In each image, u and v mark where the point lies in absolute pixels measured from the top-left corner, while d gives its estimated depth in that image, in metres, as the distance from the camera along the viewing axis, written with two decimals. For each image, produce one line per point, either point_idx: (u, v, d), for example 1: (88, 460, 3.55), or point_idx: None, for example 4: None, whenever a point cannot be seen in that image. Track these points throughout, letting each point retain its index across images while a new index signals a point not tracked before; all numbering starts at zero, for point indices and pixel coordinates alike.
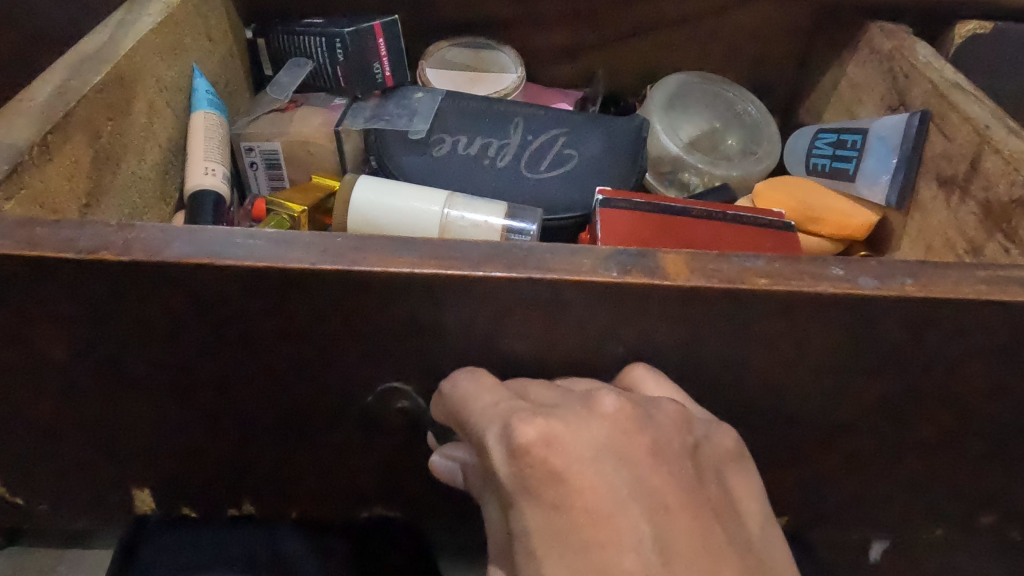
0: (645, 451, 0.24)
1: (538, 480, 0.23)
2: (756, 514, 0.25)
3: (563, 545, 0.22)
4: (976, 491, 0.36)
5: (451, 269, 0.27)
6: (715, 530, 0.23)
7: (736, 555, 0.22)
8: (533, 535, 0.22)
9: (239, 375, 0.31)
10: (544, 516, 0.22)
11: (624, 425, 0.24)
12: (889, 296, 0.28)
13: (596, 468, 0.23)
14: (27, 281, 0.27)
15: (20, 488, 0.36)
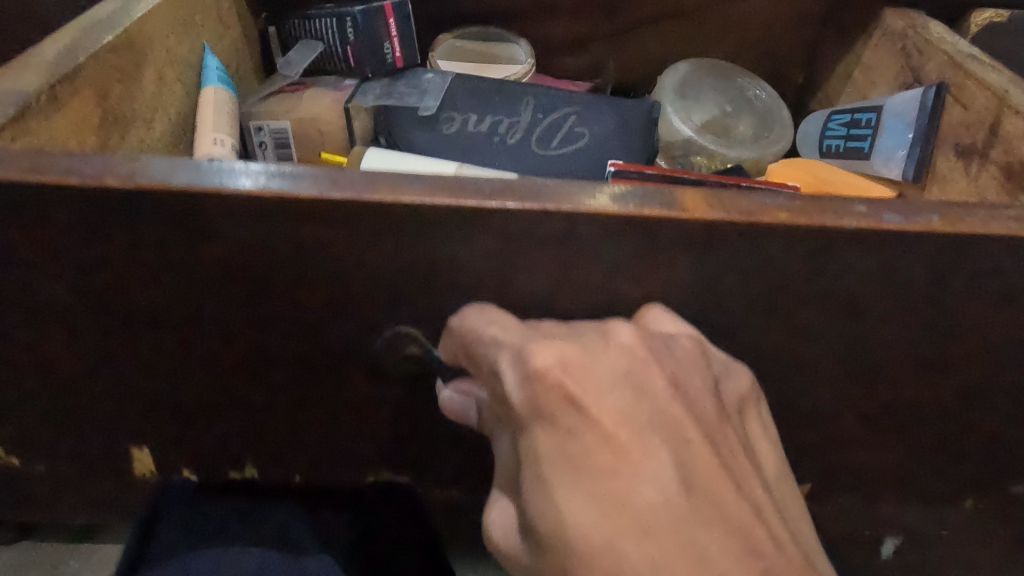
0: (663, 381, 0.22)
1: (554, 406, 0.20)
2: (773, 455, 0.24)
3: (578, 473, 0.20)
4: (1009, 458, 0.35)
5: (462, 200, 0.26)
6: (736, 466, 0.21)
7: (756, 490, 0.21)
8: (545, 463, 0.20)
9: (244, 318, 0.30)
10: (558, 444, 0.20)
11: (639, 357, 0.22)
12: (917, 230, 0.27)
13: (614, 395, 0.21)
14: (30, 209, 0.26)
15: (19, 442, 0.35)
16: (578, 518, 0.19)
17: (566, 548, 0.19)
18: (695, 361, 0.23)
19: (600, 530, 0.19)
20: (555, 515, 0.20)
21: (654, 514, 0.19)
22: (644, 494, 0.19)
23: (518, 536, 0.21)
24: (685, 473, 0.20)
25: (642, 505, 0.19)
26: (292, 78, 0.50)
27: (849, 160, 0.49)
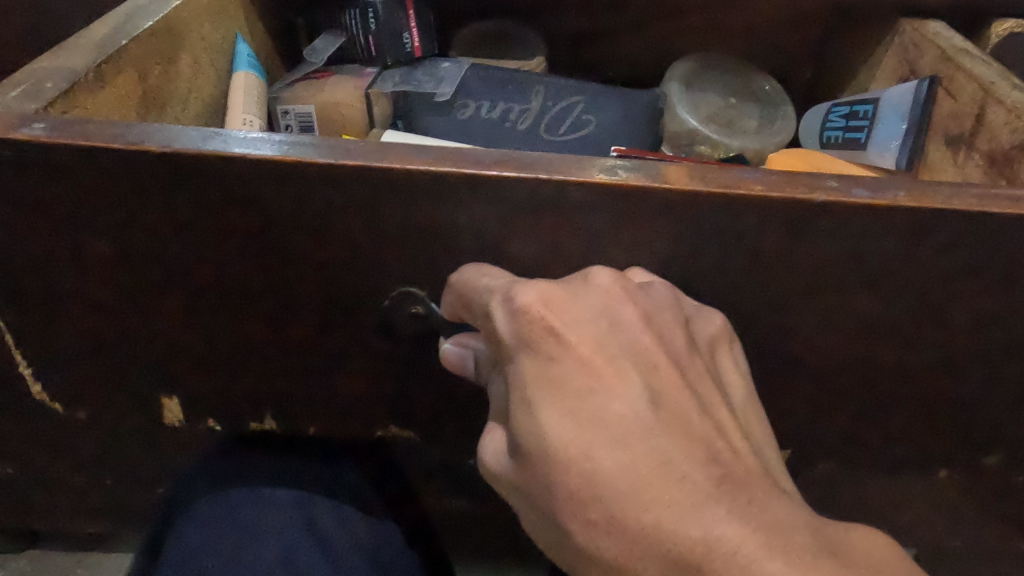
0: (635, 317, 0.24)
1: (537, 336, 0.23)
2: (741, 389, 0.26)
3: (557, 391, 0.22)
4: (983, 429, 0.37)
5: (463, 168, 0.29)
6: (701, 390, 0.24)
7: (719, 413, 0.24)
8: (530, 385, 0.23)
9: (267, 277, 0.33)
10: (539, 367, 0.23)
11: (617, 296, 0.25)
12: (882, 206, 0.29)
13: (590, 325, 0.23)
14: (79, 172, 0.29)
15: (64, 390, 0.39)
16: (557, 431, 0.22)
17: (546, 457, 0.22)
18: (669, 302, 0.26)
19: (576, 441, 0.22)
20: (538, 431, 0.22)
21: (625, 424, 0.22)
22: (616, 407, 0.22)
23: (507, 455, 0.24)
24: (653, 390, 0.23)
25: (614, 416, 0.22)
26: (314, 65, 0.54)
27: (848, 150, 0.51)
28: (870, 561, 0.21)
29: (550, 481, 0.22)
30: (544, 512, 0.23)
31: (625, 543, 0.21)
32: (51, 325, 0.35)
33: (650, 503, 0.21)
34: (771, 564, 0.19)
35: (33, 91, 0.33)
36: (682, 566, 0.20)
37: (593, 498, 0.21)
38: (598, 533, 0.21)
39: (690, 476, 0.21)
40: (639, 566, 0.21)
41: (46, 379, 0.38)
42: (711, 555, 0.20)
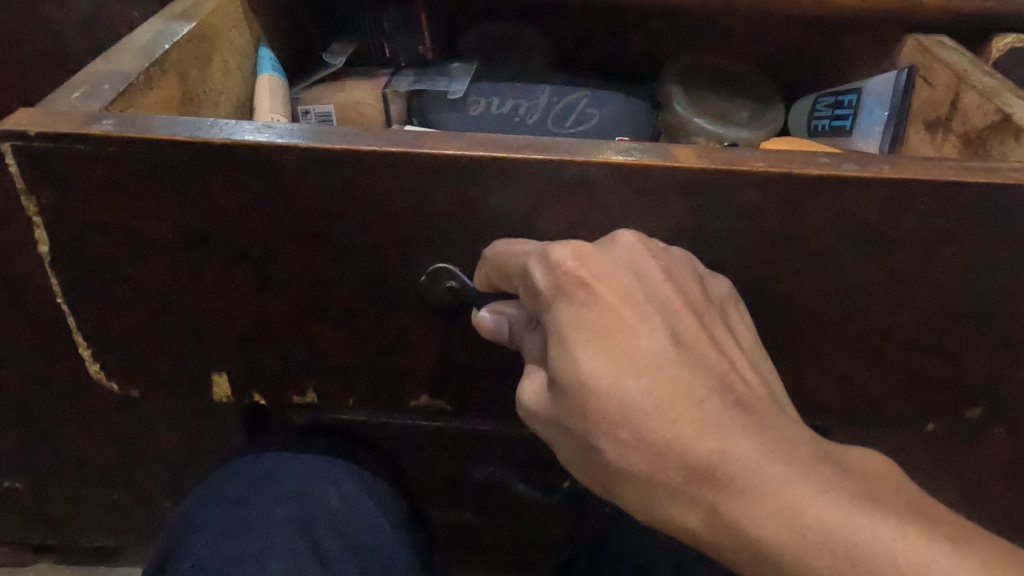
0: (657, 270, 0.28)
1: (571, 286, 0.26)
2: (748, 337, 0.30)
3: (590, 331, 0.25)
4: (965, 381, 0.40)
5: (494, 152, 0.32)
6: (718, 336, 0.27)
7: (733, 353, 0.27)
8: (566, 327, 0.26)
9: (311, 257, 0.36)
10: (576, 312, 0.26)
11: (640, 252, 0.28)
12: (869, 176, 0.33)
13: (618, 277, 0.27)
14: (142, 160, 0.32)
15: (120, 366, 0.42)
16: (591, 365, 0.25)
17: (579, 386, 0.25)
18: (686, 262, 0.29)
19: (608, 372, 0.25)
20: (573, 366, 0.25)
21: (650, 358, 0.25)
22: (643, 344, 0.25)
23: (546, 391, 0.27)
24: (675, 331, 0.26)
25: (640, 351, 0.25)
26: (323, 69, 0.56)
27: (835, 137, 0.55)
28: (866, 474, 0.23)
29: (583, 407, 0.25)
30: (577, 437, 0.26)
31: (651, 457, 0.24)
32: (113, 302, 0.38)
33: (673, 422, 0.24)
34: (775, 469, 0.23)
35: (94, 93, 0.36)
36: (701, 474, 0.23)
37: (622, 419, 0.24)
38: (625, 449, 0.25)
39: (708, 399, 0.24)
40: (661, 476, 0.24)
41: (103, 356, 0.41)
42: (726, 461, 0.23)
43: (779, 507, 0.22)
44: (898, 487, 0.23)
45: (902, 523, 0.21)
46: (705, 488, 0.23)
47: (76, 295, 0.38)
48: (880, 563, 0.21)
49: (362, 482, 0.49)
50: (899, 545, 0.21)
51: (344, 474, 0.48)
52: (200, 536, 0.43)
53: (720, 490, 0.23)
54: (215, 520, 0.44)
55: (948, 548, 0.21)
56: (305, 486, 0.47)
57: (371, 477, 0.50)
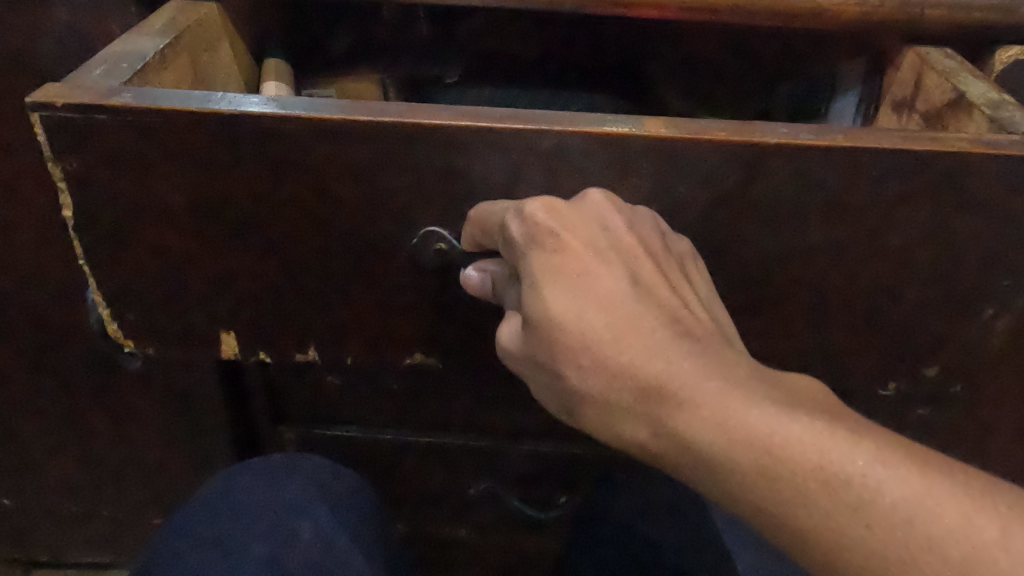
0: (621, 223, 0.31)
1: (543, 234, 0.30)
2: (705, 286, 0.33)
3: (558, 275, 0.29)
4: (923, 340, 0.43)
5: (478, 122, 0.35)
6: (674, 280, 0.31)
7: (686, 294, 0.31)
8: (538, 272, 0.29)
9: (310, 223, 0.39)
10: (547, 258, 0.30)
11: (606, 207, 0.31)
12: (823, 145, 0.36)
13: (585, 228, 0.30)
14: (159, 128, 0.36)
15: (132, 327, 0.45)
16: (558, 302, 0.29)
17: (548, 322, 0.29)
18: (650, 220, 0.32)
19: (571, 307, 0.29)
20: (542, 305, 0.29)
21: (612, 297, 0.29)
22: (607, 285, 0.29)
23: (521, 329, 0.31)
24: (635, 273, 0.30)
25: (603, 291, 0.29)
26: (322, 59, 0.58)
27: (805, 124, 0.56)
28: (788, 386, 0.30)
29: (552, 343, 0.29)
30: (547, 368, 0.30)
31: (606, 379, 0.29)
32: (129, 265, 0.41)
33: (627, 348, 0.29)
34: (708, 382, 0.28)
35: (112, 71, 0.39)
36: (650, 392, 0.28)
37: (585, 350, 0.29)
38: (587, 375, 0.29)
39: (662, 330, 0.29)
40: (616, 396, 0.29)
41: (119, 317, 0.44)
42: (672, 381, 0.28)
43: (709, 410, 0.28)
44: (814, 394, 0.29)
45: (811, 420, 0.27)
46: (654, 404, 0.29)
47: (95, 258, 0.41)
48: (783, 448, 0.27)
49: (338, 518, 0.52)
50: (804, 435, 0.27)
51: (320, 508, 0.52)
52: (176, 553, 0.47)
53: (664, 404, 0.28)
54: (190, 542, 0.48)
55: (843, 439, 0.27)
56: (282, 518, 0.51)
57: (350, 514, 0.53)
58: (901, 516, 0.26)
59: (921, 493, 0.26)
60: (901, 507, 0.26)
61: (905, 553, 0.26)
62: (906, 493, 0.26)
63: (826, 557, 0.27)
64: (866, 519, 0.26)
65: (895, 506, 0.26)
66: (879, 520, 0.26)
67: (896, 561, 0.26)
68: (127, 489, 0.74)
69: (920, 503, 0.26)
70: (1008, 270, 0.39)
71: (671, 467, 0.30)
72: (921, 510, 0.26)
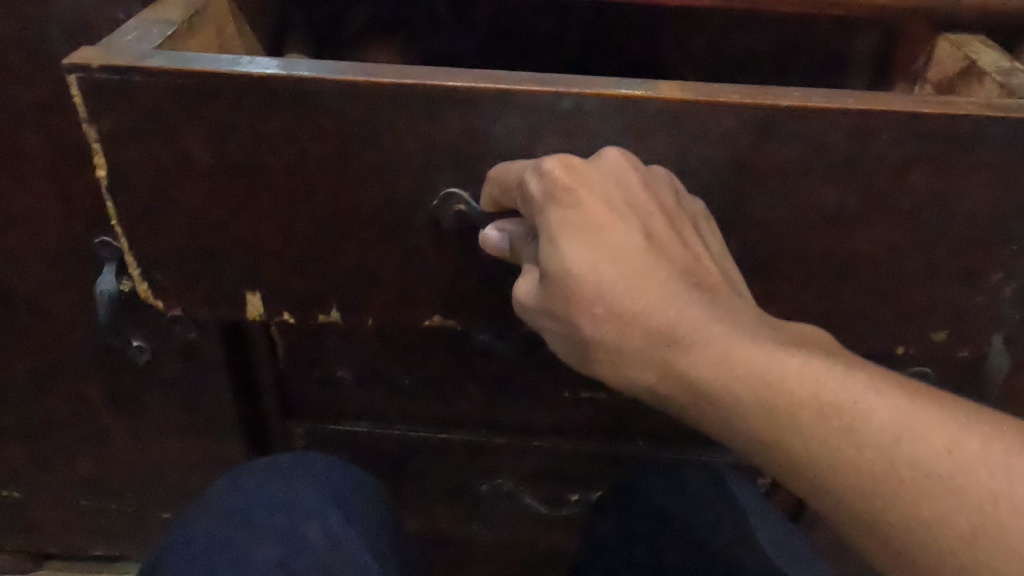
0: (637, 179, 0.32)
1: (561, 190, 0.31)
2: (717, 242, 0.35)
3: (575, 230, 0.31)
4: (931, 304, 0.44)
5: (498, 84, 0.36)
6: (687, 234, 0.33)
7: (698, 247, 0.33)
8: (555, 226, 0.31)
9: (333, 184, 0.40)
10: (564, 213, 0.31)
11: (623, 164, 0.32)
12: (835, 108, 0.36)
13: (601, 185, 0.31)
14: (190, 90, 0.37)
15: (160, 286, 0.46)
16: (574, 255, 0.30)
17: (567, 276, 0.31)
18: (665, 177, 0.33)
19: (586, 260, 0.30)
20: (559, 259, 0.31)
21: (625, 248, 0.31)
22: (621, 238, 0.31)
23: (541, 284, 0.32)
24: (648, 225, 0.31)
25: (616, 243, 0.31)
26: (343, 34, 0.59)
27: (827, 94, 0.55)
28: (790, 331, 0.31)
29: (568, 294, 0.31)
30: (562, 319, 0.32)
31: (619, 325, 0.31)
32: (160, 224, 0.43)
33: (639, 296, 0.30)
34: (715, 327, 0.30)
35: (144, 35, 0.40)
36: (660, 337, 0.31)
37: (599, 300, 0.31)
38: (600, 323, 0.31)
39: (671, 279, 0.31)
40: (628, 342, 0.31)
41: (149, 276, 0.46)
42: (679, 325, 0.30)
43: (717, 351, 0.30)
44: (812, 339, 0.32)
45: (810, 356, 0.30)
46: (662, 348, 0.31)
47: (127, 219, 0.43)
48: (785, 386, 0.29)
49: (348, 521, 0.53)
50: (802, 371, 0.29)
51: (331, 510, 0.53)
52: (186, 545, 0.49)
53: (673, 347, 0.30)
54: (197, 538, 0.49)
55: (839, 371, 0.29)
56: (293, 520, 0.52)
57: (360, 519, 0.54)
58: (891, 437, 0.28)
59: (909, 417, 0.28)
60: (890, 430, 0.28)
61: (891, 473, 0.27)
62: (895, 419, 0.28)
63: (816, 482, 0.29)
64: (857, 443, 0.28)
65: (884, 429, 0.28)
66: (868, 443, 0.28)
67: (883, 480, 0.27)
68: (144, 467, 0.75)
69: (910, 429, 0.28)
70: (1015, 232, 0.40)
71: (677, 407, 0.32)
72: (908, 432, 0.28)
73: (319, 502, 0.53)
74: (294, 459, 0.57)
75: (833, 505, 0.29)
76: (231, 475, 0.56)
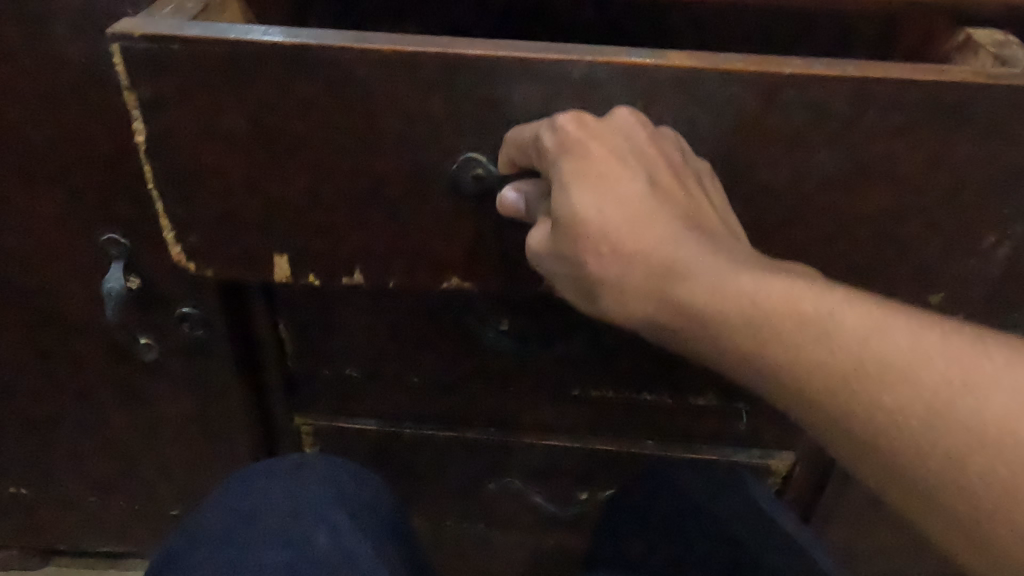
0: (644, 136, 0.37)
1: (573, 144, 0.36)
2: (718, 194, 0.39)
3: (584, 179, 0.36)
4: (927, 269, 0.46)
5: (516, 52, 0.39)
6: (690, 185, 0.37)
7: (699, 196, 0.38)
8: (568, 175, 0.36)
9: (359, 149, 0.42)
10: (575, 163, 0.36)
11: (632, 123, 0.37)
12: (835, 75, 0.39)
13: (610, 139, 0.36)
14: (226, 59, 0.39)
15: (192, 252, 0.48)
16: (582, 200, 0.36)
17: (578, 220, 0.36)
18: (671, 137, 0.38)
19: (593, 204, 0.36)
20: (569, 204, 0.36)
21: (630, 194, 0.36)
22: (628, 185, 0.36)
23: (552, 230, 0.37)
24: (653, 173, 0.36)
25: (622, 190, 0.36)
26: None
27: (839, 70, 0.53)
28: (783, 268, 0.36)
29: (577, 236, 0.36)
30: (569, 261, 0.37)
31: (624, 261, 0.36)
32: (193, 189, 0.45)
33: (640, 235, 0.36)
34: (708, 258, 0.35)
35: (179, 10, 0.43)
36: (658, 269, 0.36)
37: (604, 240, 0.36)
38: (604, 262, 0.37)
39: (670, 221, 0.36)
40: (630, 277, 0.37)
41: (182, 242, 0.48)
42: (679, 259, 0.36)
43: (708, 278, 0.35)
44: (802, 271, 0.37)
45: (793, 281, 0.35)
46: (661, 279, 0.36)
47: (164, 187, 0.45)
48: (768, 304, 0.35)
49: (357, 525, 0.55)
50: (782, 291, 0.35)
51: (341, 516, 0.55)
52: (203, 550, 0.51)
53: (670, 278, 0.36)
54: (201, 535, 0.53)
55: (815, 290, 0.35)
56: (304, 525, 0.54)
57: (368, 523, 0.56)
58: (858, 339, 0.33)
59: (874, 325, 0.34)
60: (857, 334, 0.34)
61: (859, 367, 0.33)
62: (861, 325, 0.34)
63: (795, 384, 0.35)
64: (829, 346, 0.34)
65: (851, 333, 0.34)
66: (839, 344, 0.34)
67: (851, 373, 0.33)
68: (163, 452, 0.76)
69: (873, 335, 0.33)
70: (1007, 194, 0.42)
71: (679, 332, 0.37)
72: (872, 334, 0.33)
73: (329, 507, 0.56)
74: (306, 457, 0.60)
75: (810, 403, 0.35)
76: (243, 478, 0.58)
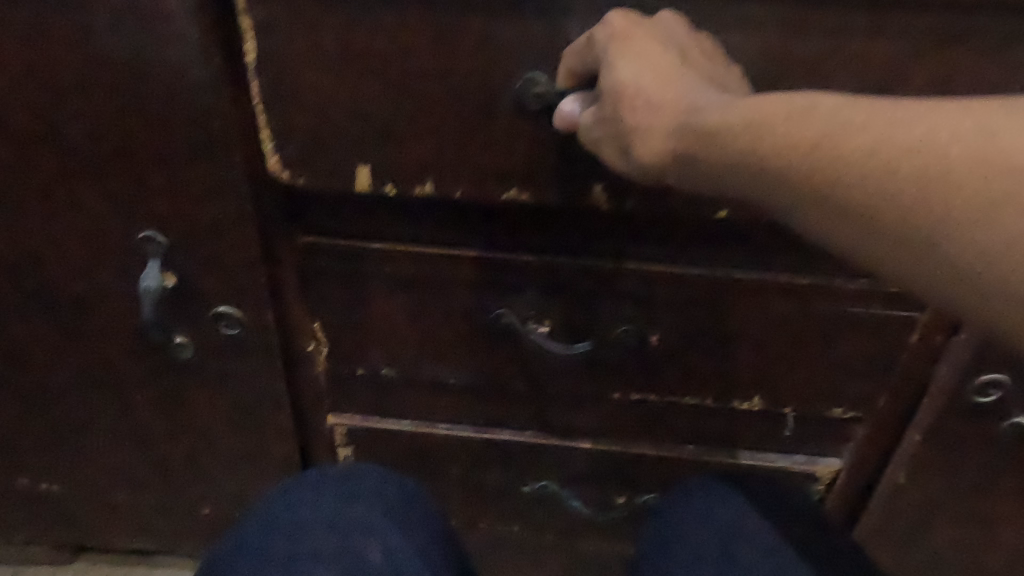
0: (679, 30, 0.63)
1: (625, 33, 0.61)
2: (731, 74, 0.64)
3: (632, 55, 0.61)
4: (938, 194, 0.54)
5: None
6: (706, 60, 0.63)
7: (709, 52, 0.63)
8: (619, 55, 0.61)
9: None
10: (623, 43, 0.61)
11: (667, 20, 0.63)
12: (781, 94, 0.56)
13: (656, 31, 0.62)
14: None
15: None
16: (630, 68, 0.61)
17: (620, 84, 0.61)
18: (699, 36, 0.64)
19: (637, 71, 0.61)
20: (619, 74, 0.61)
21: (662, 61, 0.61)
22: (662, 56, 0.61)
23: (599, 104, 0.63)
24: (681, 51, 0.62)
25: (660, 60, 0.61)
26: None
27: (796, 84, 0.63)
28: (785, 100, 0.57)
29: (620, 97, 0.61)
30: (615, 117, 0.62)
31: (655, 105, 0.61)
32: None
33: (663, 87, 0.61)
34: (709, 95, 0.60)
35: None
36: (680, 107, 0.60)
37: (640, 98, 0.61)
38: (639, 113, 0.61)
39: (683, 84, 0.61)
40: (665, 115, 0.61)
41: None
42: (690, 98, 0.60)
43: (738, 106, 0.57)
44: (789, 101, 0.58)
45: (783, 97, 0.57)
46: (681, 112, 0.60)
47: (352, 76, 0.70)
48: (766, 113, 0.56)
49: None
50: (767, 105, 0.57)
51: None
52: None
53: (689, 109, 0.60)
54: None
55: (798, 101, 0.56)
56: None
57: None
58: (827, 115, 0.55)
59: (842, 118, 0.54)
60: (830, 117, 0.55)
61: (820, 136, 0.54)
62: (833, 110, 0.55)
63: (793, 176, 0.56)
64: (816, 132, 0.55)
65: (824, 119, 0.54)
66: (818, 123, 0.55)
67: (820, 139, 0.54)
68: None
69: (840, 122, 0.54)
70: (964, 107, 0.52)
71: (695, 151, 0.60)
72: (840, 113, 0.54)
73: None
74: None
75: (812, 174, 0.55)
76: None
